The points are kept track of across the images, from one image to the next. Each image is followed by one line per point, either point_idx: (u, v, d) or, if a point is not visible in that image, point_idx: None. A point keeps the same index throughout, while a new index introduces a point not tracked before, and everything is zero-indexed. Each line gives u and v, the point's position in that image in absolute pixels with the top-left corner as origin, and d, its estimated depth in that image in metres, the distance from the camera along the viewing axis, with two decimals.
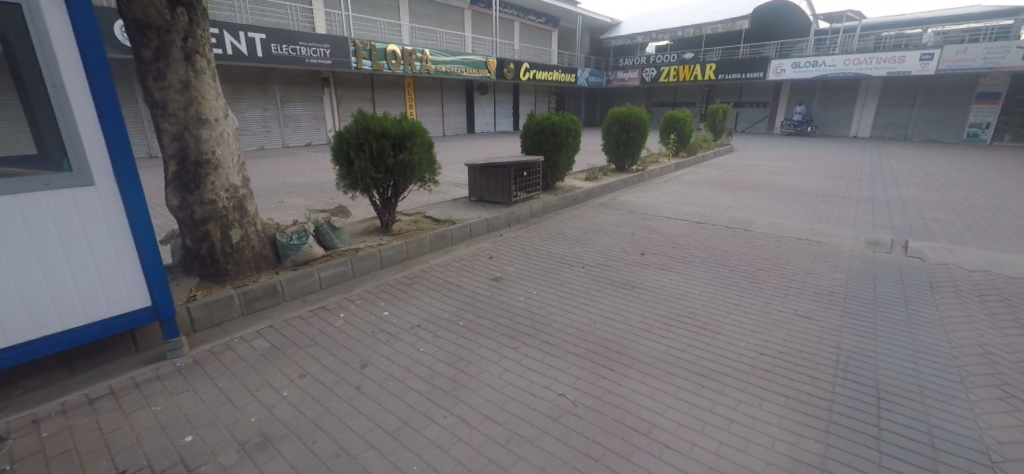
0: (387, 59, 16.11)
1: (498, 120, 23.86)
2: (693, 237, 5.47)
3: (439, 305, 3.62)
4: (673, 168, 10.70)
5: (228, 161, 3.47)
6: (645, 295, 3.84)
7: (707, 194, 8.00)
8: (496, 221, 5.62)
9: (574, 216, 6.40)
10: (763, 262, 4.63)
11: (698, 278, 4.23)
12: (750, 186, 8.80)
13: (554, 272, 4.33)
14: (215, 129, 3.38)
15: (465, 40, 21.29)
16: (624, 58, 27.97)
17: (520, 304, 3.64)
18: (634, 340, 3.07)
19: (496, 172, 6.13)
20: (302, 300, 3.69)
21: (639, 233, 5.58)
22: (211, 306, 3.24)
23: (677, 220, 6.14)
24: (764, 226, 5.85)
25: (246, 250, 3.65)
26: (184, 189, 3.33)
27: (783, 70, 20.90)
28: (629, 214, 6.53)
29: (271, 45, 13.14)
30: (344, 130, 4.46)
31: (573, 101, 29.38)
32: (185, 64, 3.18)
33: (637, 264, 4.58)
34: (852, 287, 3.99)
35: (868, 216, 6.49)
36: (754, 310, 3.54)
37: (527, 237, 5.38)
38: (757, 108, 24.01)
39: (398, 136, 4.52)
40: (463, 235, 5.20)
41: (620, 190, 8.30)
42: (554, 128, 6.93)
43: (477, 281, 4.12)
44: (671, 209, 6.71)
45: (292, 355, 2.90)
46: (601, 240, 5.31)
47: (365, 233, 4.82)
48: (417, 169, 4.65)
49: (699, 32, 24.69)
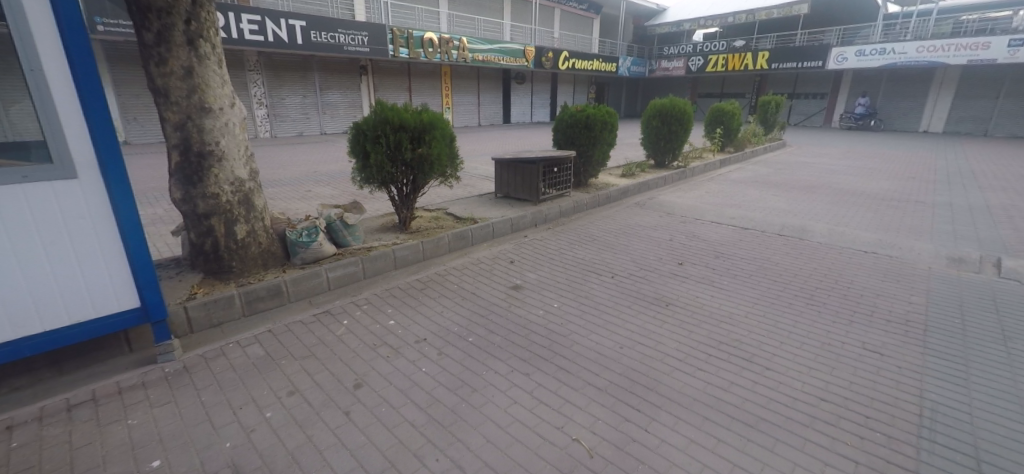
0: (424, 46, 15.90)
1: (535, 110, 23.36)
2: (739, 245, 4.94)
3: (450, 315, 3.32)
4: (718, 164, 9.98)
5: (234, 153, 3.22)
6: (681, 314, 3.41)
7: (756, 195, 7.34)
8: (521, 220, 5.27)
9: (608, 217, 5.96)
10: (820, 279, 4.07)
11: (744, 296, 3.74)
12: (804, 187, 8.03)
13: (581, 282, 3.96)
14: (220, 119, 3.12)
15: (504, 27, 20.81)
16: (669, 47, 26.69)
17: (538, 319, 3.28)
18: (668, 371, 2.68)
19: (523, 168, 5.75)
20: (308, 302, 3.49)
21: (677, 239, 5.09)
22: (210, 306, 3.06)
23: (722, 225, 5.60)
24: (823, 235, 5.22)
25: (252, 246, 3.44)
26: (186, 181, 3.11)
27: (845, 58, 19.20)
28: (668, 216, 6.03)
29: (311, 32, 13.17)
30: (361, 121, 4.19)
31: (614, 91, 28.39)
32: (188, 49, 2.91)
33: (674, 275, 4.13)
34: (932, 318, 3.40)
35: (947, 225, 5.71)
36: (811, 342, 3.05)
37: (554, 240, 5.00)
38: (813, 100, 22.35)
39: (416, 129, 4.21)
40: (485, 234, 4.89)
41: (658, 188, 7.76)
42: (588, 121, 6.46)
43: (494, 290, 3.78)
44: (715, 212, 6.15)
45: (285, 367, 2.67)
46: (636, 246, 4.88)
47: (382, 230, 4.58)
48: (436, 165, 4.34)
49: (753, 17, 23.12)
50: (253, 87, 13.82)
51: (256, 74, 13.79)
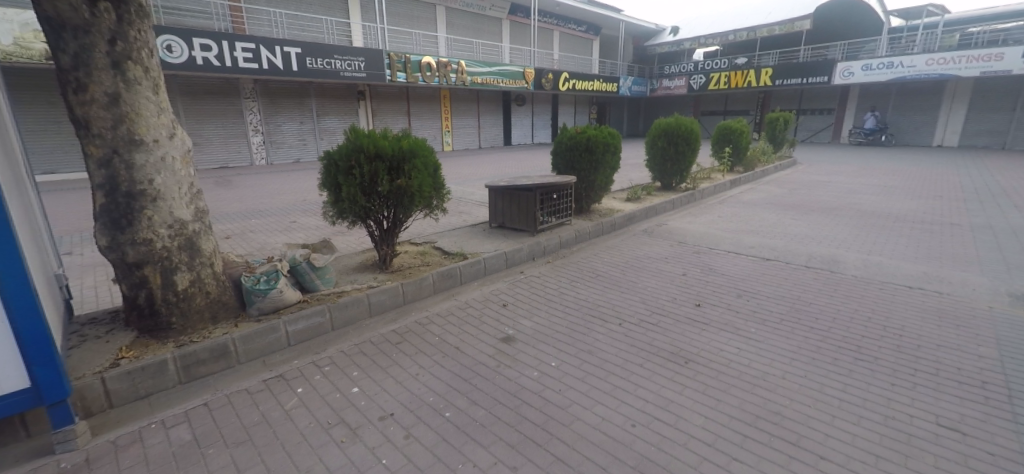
0: (421, 70, 15.71)
1: (536, 131, 23.11)
2: (763, 281, 4.39)
3: (427, 380, 2.78)
4: (729, 185, 9.48)
5: (172, 191, 2.75)
6: (704, 375, 2.83)
7: (774, 219, 6.80)
8: (517, 254, 4.76)
9: (614, 247, 5.43)
10: (864, 323, 3.50)
11: (777, 348, 3.17)
12: (824, 210, 7.48)
13: (583, 330, 3.41)
14: (155, 152, 2.66)
15: (503, 50, 20.73)
16: (671, 65, 26.55)
17: (531, 385, 2.71)
18: (693, 463, 2.09)
19: (520, 195, 5.27)
20: (261, 363, 2.97)
21: (693, 274, 4.55)
22: (136, 375, 2.55)
23: (741, 256, 5.05)
24: (856, 267, 4.65)
25: (197, 297, 2.95)
26: (112, 225, 2.62)
27: (852, 74, 18.81)
28: (679, 245, 5.49)
29: (306, 59, 12.96)
30: (333, 150, 3.75)
31: (616, 110, 28.22)
32: (112, 73, 2.46)
33: (691, 321, 3.57)
34: (1011, 374, 2.80)
35: (993, 252, 5.13)
36: (871, 414, 2.44)
37: (553, 277, 4.47)
38: (820, 116, 21.94)
39: (395, 157, 3.76)
40: (476, 271, 4.37)
41: (666, 213, 7.25)
42: (589, 143, 6.01)
43: (482, 344, 3.22)
44: (731, 239, 5.62)
45: (210, 460, 2.13)
46: (646, 283, 4.33)
47: (359, 269, 4.09)
48: (417, 197, 3.87)
49: (755, 35, 22.95)
50: (248, 114, 13.63)
51: (252, 102, 13.64)
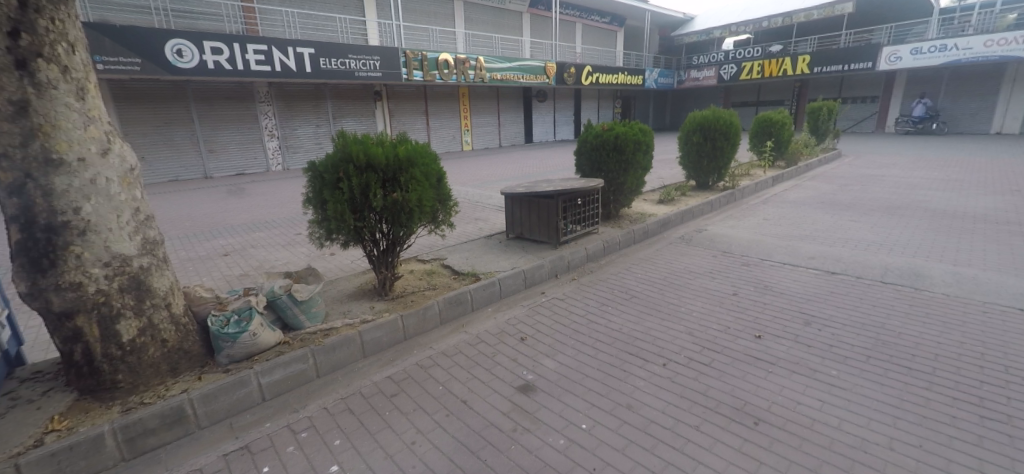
0: (439, 68, 15.20)
1: (558, 127, 22.35)
2: (833, 302, 3.62)
3: (423, 452, 2.17)
4: (770, 182, 8.65)
5: (109, 220, 2.28)
6: (783, 447, 2.09)
7: (830, 221, 5.98)
8: (536, 271, 4.15)
9: (648, 259, 4.75)
10: (985, 362, 2.69)
11: (873, 400, 2.40)
12: (886, 209, 6.60)
13: (619, 374, 2.75)
14: (79, 174, 2.18)
15: (523, 44, 20.05)
16: (699, 55, 25.41)
17: (556, 460, 2.07)
18: None
19: (539, 202, 4.64)
20: (227, 427, 2.45)
21: (745, 294, 3.82)
22: (63, 456, 2.06)
23: (800, 269, 4.31)
24: (946, 282, 3.85)
25: (151, 348, 2.48)
26: (31, 267, 2.14)
27: (899, 58, 17.41)
28: (724, 255, 4.77)
29: (321, 59, 12.56)
30: (318, 161, 3.22)
31: (640, 103, 27.21)
32: (17, 75, 2.00)
33: (751, 359, 2.85)
34: None
35: None
36: None
37: (579, 300, 3.81)
38: (864, 103, 20.47)
39: (390, 168, 3.20)
40: (489, 295, 3.78)
41: (704, 216, 6.52)
42: (617, 141, 5.34)
43: (495, 395, 2.60)
44: (784, 248, 4.85)
45: None
46: (690, 306, 3.64)
47: (355, 297, 3.56)
48: (417, 212, 3.31)
49: (790, 19, 21.67)
50: (264, 118, 13.38)
51: (267, 106, 13.37)
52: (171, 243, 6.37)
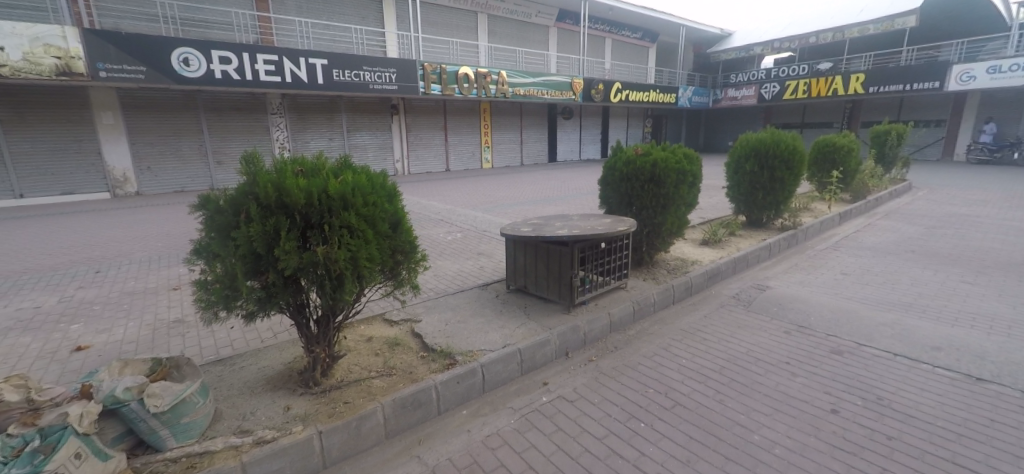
0: (458, 82, 14.38)
1: (585, 146, 21.24)
2: (1005, 442, 2.21)
3: None
4: (837, 220, 7.29)
5: None
6: None
7: (933, 281, 4.61)
8: (537, 350, 2.99)
9: (694, 332, 3.51)
10: None
11: None
12: (1003, 264, 5.15)
13: None
14: None
15: (549, 59, 19.15)
16: (737, 74, 23.90)
17: None
18: None
19: (549, 248, 3.50)
20: None
21: (852, 415, 2.45)
22: None
23: (923, 365, 2.97)
24: None
25: None
26: None
27: (971, 76, 15.61)
28: (805, 333, 3.47)
29: (333, 71, 11.86)
30: (215, 193, 2.18)
31: (672, 123, 25.88)
32: None
33: None
34: None
35: None
36: None
37: (596, 404, 2.60)
38: (927, 128, 18.53)
39: (318, 209, 2.15)
40: (464, 390, 2.63)
41: (761, 264, 5.24)
42: (654, 171, 4.17)
43: None
44: (887, 326, 3.52)
45: None
46: (765, 430, 2.33)
47: (274, 387, 2.50)
48: (359, 277, 2.24)
49: (840, 35, 19.95)
50: (275, 130, 12.74)
51: (279, 118, 12.74)
52: (127, 269, 5.51)
